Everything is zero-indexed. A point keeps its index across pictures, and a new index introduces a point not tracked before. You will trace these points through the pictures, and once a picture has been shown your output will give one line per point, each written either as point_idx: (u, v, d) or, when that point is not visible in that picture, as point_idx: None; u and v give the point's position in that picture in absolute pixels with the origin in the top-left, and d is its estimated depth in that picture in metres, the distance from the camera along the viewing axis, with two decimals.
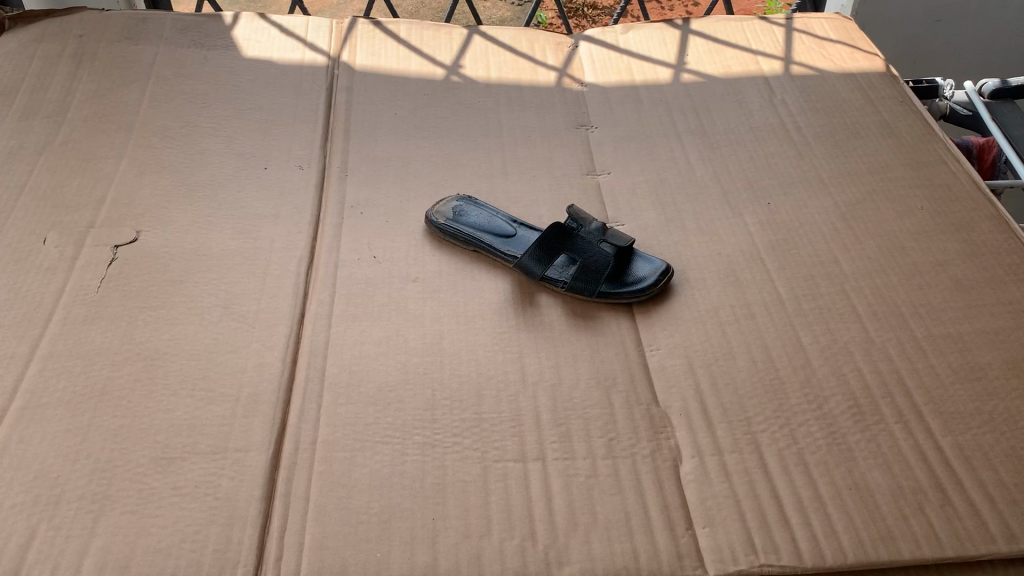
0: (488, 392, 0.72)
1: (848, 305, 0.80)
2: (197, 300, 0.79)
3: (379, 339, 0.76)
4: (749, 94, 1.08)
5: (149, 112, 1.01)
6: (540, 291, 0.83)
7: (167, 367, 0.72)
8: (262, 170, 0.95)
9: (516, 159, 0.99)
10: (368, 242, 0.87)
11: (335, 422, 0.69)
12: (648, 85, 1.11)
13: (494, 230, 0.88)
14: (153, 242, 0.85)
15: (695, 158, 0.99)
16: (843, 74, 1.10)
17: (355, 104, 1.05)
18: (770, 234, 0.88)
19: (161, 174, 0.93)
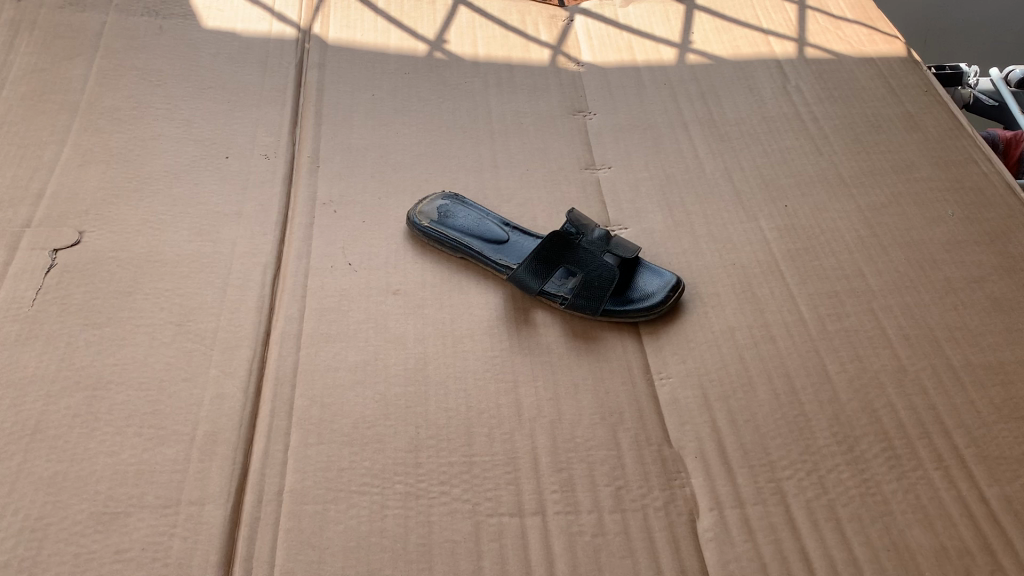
0: (479, 430, 0.64)
1: (877, 327, 0.72)
2: (148, 317, 0.69)
3: (356, 364, 0.68)
4: (760, 79, 0.99)
5: (95, 90, 0.90)
6: (537, 306, 0.74)
7: (111, 399, 0.63)
8: (223, 160, 0.85)
9: (507, 149, 0.90)
10: (343, 248, 0.78)
11: (305, 468, 0.60)
12: (650, 67, 1.01)
13: (483, 233, 0.79)
14: (99, 245, 0.75)
15: (704, 152, 0.90)
16: (861, 58, 1.02)
17: (328, 84, 0.95)
18: (789, 242, 0.80)
19: (109, 164, 0.83)
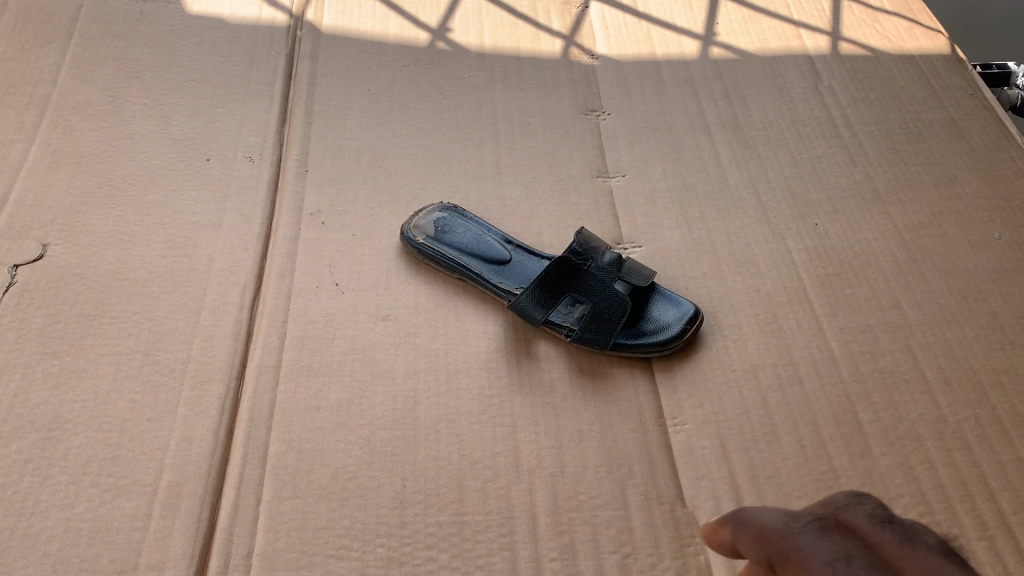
0: (473, 483, 0.58)
1: (915, 368, 0.65)
2: (113, 346, 0.63)
3: (339, 403, 0.62)
4: (789, 77, 0.91)
5: (67, 82, 0.83)
6: (540, 336, 0.67)
7: (67, 443, 0.57)
8: (203, 163, 0.78)
9: (512, 153, 0.83)
10: (330, 265, 0.71)
11: (278, 528, 0.55)
12: (670, 61, 0.94)
13: (484, 251, 0.72)
14: (63, 260, 0.69)
15: (727, 159, 0.83)
16: (900, 55, 0.94)
17: (321, 77, 0.88)
18: (818, 267, 0.73)
19: (79, 167, 0.76)
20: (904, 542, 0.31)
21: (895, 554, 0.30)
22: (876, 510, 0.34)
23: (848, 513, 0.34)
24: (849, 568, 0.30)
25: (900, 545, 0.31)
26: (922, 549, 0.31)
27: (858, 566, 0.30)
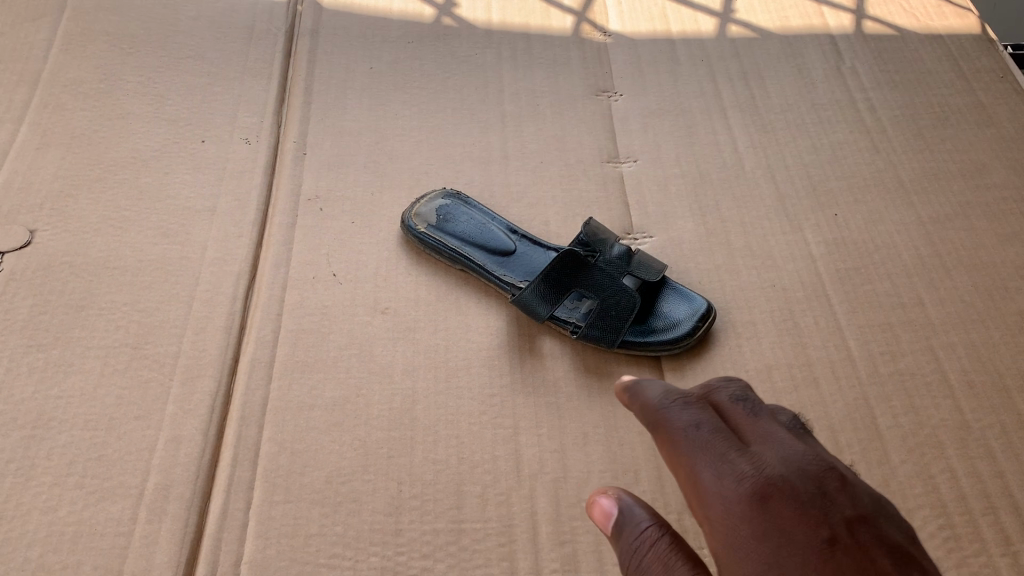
0: (472, 488, 0.55)
1: (938, 370, 0.62)
2: (101, 339, 0.61)
3: (334, 401, 0.59)
4: (810, 58, 0.87)
5: (59, 58, 0.80)
6: (544, 332, 0.65)
7: (51, 441, 0.55)
8: (198, 145, 0.75)
9: (519, 136, 0.79)
10: (328, 254, 0.68)
11: (268, 535, 0.52)
12: (686, 39, 0.90)
13: (488, 242, 0.69)
14: (51, 246, 0.66)
15: (744, 145, 0.79)
16: (927, 35, 0.90)
17: (322, 54, 0.85)
18: (838, 261, 0.70)
19: (69, 147, 0.73)
20: (753, 412, 0.39)
21: (744, 421, 0.39)
22: (739, 390, 0.41)
23: (717, 392, 0.41)
24: (703, 432, 0.37)
25: (749, 415, 0.39)
26: (765, 419, 0.39)
27: (709, 426, 0.38)
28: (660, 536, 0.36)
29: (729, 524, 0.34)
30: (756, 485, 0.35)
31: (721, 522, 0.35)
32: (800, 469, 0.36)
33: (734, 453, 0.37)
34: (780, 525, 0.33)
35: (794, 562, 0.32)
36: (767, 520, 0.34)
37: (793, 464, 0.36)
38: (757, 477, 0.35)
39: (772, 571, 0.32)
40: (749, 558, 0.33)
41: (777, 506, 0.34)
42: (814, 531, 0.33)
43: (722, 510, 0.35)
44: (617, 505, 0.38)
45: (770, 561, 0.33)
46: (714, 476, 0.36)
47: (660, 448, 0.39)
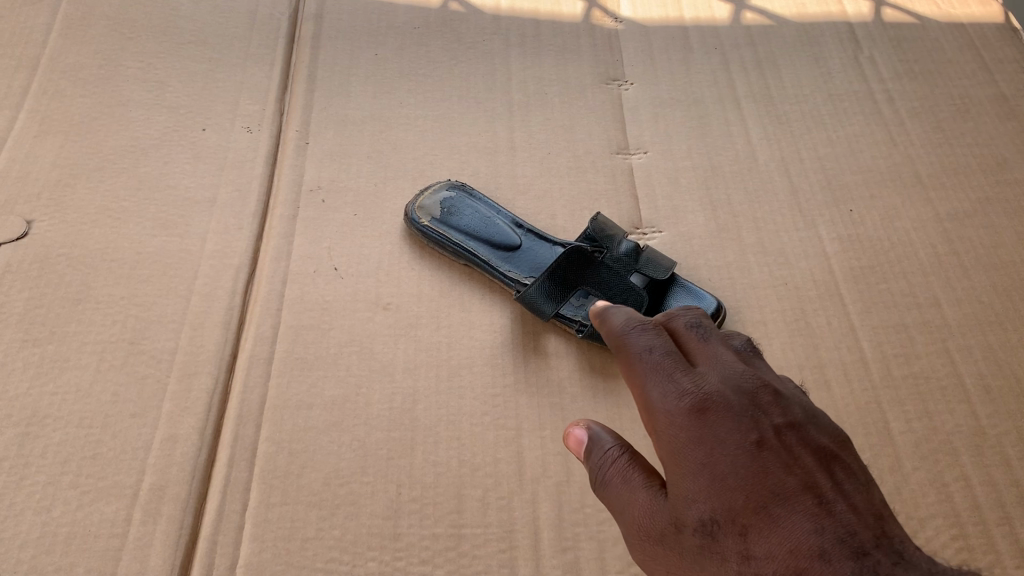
0: (473, 491, 0.54)
1: (954, 373, 0.61)
2: (97, 333, 0.60)
3: (334, 400, 0.58)
4: (827, 46, 0.85)
5: (59, 43, 0.79)
6: (549, 330, 0.63)
7: (46, 439, 0.54)
8: (198, 133, 0.74)
9: (527, 126, 0.78)
10: (330, 246, 0.67)
11: (264, 538, 0.52)
12: (700, 26, 0.87)
13: (493, 236, 0.68)
14: (48, 237, 0.65)
15: (757, 136, 0.77)
16: (949, 23, 0.87)
17: (326, 40, 0.83)
18: (852, 258, 0.68)
19: (68, 135, 0.72)
20: (702, 336, 0.44)
21: (694, 346, 0.43)
22: (694, 317, 0.45)
23: (675, 319, 0.45)
24: (656, 356, 0.42)
25: (699, 339, 0.43)
26: (712, 342, 0.43)
27: (662, 349, 0.42)
28: (621, 455, 0.41)
29: (672, 434, 0.39)
30: (696, 400, 0.40)
31: (665, 431, 0.39)
32: (737, 386, 0.41)
33: (679, 373, 0.41)
34: (716, 434, 0.38)
35: (727, 463, 0.37)
36: (706, 429, 0.39)
37: (732, 382, 0.41)
38: (697, 394, 0.40)
39: (707, 472, 0.37)
40: (688, 462, 0.38)
41: (715, 417, 0.39)
42: (747, 439, 0.38)
43: (667, 422, 0.40)
44: (587, 433, 0.43)
45: (705, 463, 0.38)
46: (660, 394, 0.41)
47: (623, 369, 0.43)
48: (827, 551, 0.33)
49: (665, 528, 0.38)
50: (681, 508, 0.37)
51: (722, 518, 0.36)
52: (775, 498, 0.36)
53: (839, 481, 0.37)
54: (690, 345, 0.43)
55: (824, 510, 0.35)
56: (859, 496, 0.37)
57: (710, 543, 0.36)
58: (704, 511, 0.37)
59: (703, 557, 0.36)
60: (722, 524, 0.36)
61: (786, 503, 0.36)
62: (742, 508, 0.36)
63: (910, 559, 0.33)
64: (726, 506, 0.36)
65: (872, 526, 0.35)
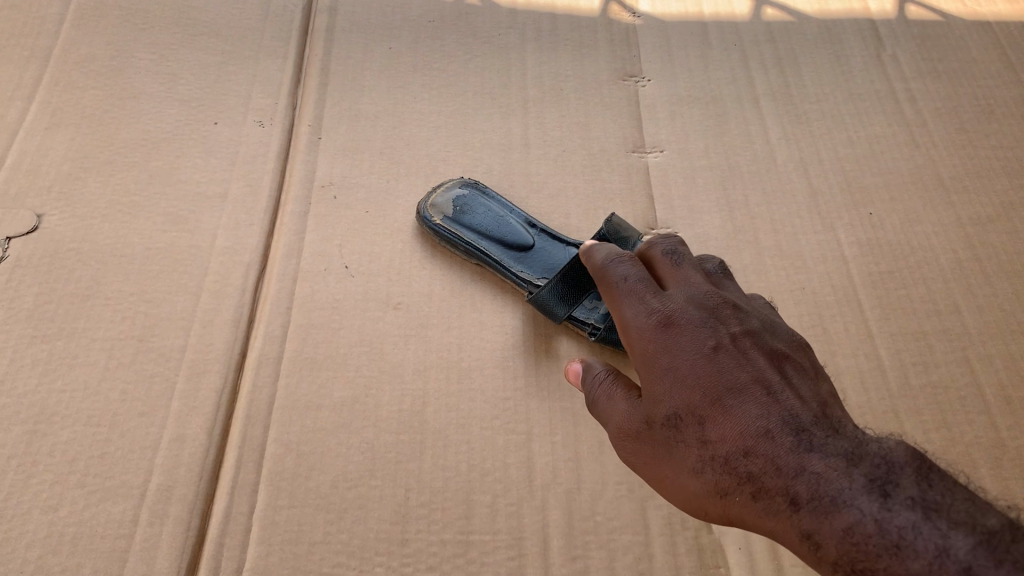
0: (482, 497, 0.54)
1: (974, 383, 0.59)
2: (106, 330, 0.59)
3: (343, 401, 0.58)
4: (848, 44, 0.83)
5: (71, 33, 0.78)
6: (562, 333, 0.63)
7: (53, 438, 0.54)
8: (210, 127, 0.73)
9: (542, 122, 0.77)
10: (341, 244, 0.66)
11: (271, 541, 0.51)
12: (719, 21, 0.86)
13: (505, 236, 0.67)
14: (58, 231, 0.64)
15: (776, 136, 0.76)
16: (974, 22, 0.85)
17: (339, 33, 0.82)
18: (871, 263, 0.67)
19: (79, 127, 0.71)
20: (675, 263, 0.52)
21: (667, 272, 0.51)
22: (671, 246, 0.53)
23: (654, 249, 0.53)
24: (631, 283, 0.50)
25: (671, 268, 0.51)
26: (683, 269, 0.51)
27: (636, 277, 0.50)
28: (607, 377, 0.50)
29: (644, 346, 0.46)
30: (662, 317, 0.47)
31: (638, 344, 0.47)
32: (701, 302, 0.48)
33: (650, 295, 0.48)
34: (680, 341, 0.45)
35: (687, 364, 0.44)
36: (671, 338, 0.45)
37: (697, 300, 0.48)
38: (663, 311, 0.47)
39: (670, 374, 0.44)
40: (657, 368, 0.45)
41: (679, 328, 0.46)
42: (706, 344, 0.45)
43: (638, 336, 0.47)
44: (584, 365, 0.52)
45: (670, 367, 0.44)
46: (633, 314, 0.48)
47: (607, 299, 0.51)
48: (772, 427, 0.40)
49: (640, 426, 0.45)
50: (653, 406, 0.44)
51: (684, 412, 0.43)
52: (728, 389, 0.42)
53: (787, 374, 0.44)
54: (665, 273, 0.51)
55: (771, 398, 0.42)
56: (805, 385, 0.43)
57: (676, 433, 0.43)
58: (670, 405, 0.44)
59: (672, 445, 0.43)
60: (684, 417, 0.43)
61: (738, 393, 0.42)
62: (700, 399, 0.43)
63: (844, 432, 0.40)
64: (687, 402, 0.43)
65: (813, 407, 0.41)
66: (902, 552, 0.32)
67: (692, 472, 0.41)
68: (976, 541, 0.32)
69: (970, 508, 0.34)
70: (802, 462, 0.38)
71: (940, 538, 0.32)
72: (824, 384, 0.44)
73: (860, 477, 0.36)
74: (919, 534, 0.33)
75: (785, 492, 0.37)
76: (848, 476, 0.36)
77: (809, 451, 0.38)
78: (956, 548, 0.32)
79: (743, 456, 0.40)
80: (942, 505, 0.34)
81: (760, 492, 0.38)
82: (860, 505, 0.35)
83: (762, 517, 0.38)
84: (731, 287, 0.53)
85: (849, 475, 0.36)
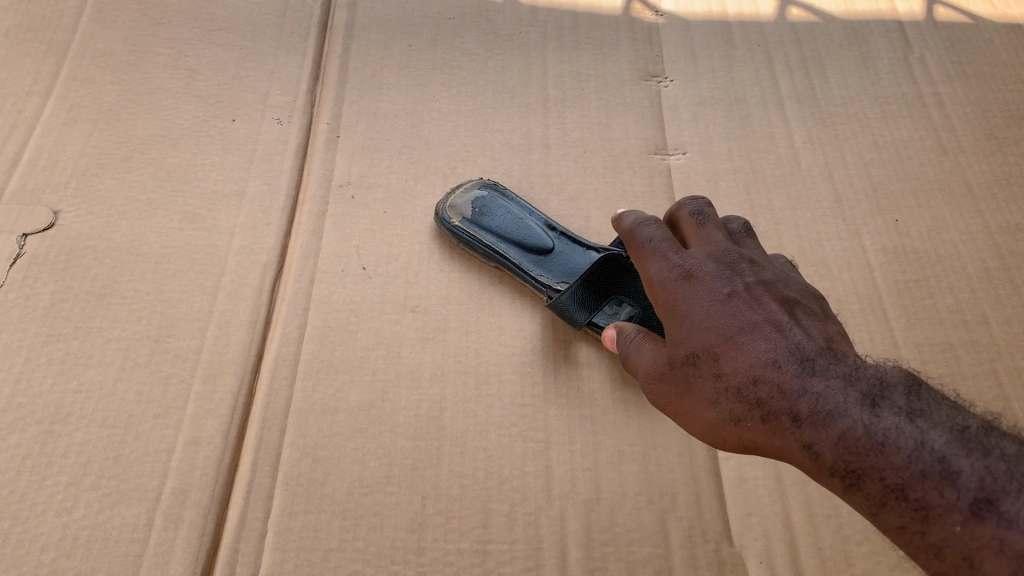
0: (500, 506, 0.53)
1: (1002, 396, 0.58)
2: (122, 330, 0.59)
3: (359, 405, 0.57)
4: (875, 46, 0.82)
5: (89, 27, 0.78)
6: (581, 339, 0.62)
7: (68, 439, 0.53)
8: (228, 124, 0.72)
9: (562, 123, 0.76)
10: (359, 245, 0.66)
11: (287, 548, 0.51)
12: (743, 21, 0.85)
13: (524, 239, 0.66)
14: (74, 228, 0.64)
15: (800, 139, 0.75)
16: (1004, 25, 0.84)
17: (358, 30, 0.81)
18: (897, 270, 0.65)
19: (96, 123, 0.71)
20: (700, 223, 0.55)
21: (692, 234, 0.54)
22: (697, 208, 0.56)
23: (680, 212, 0.56)
24: (654, 241, 0.52)
25: (696, 227, 0.54)
26: (708, 228, 0.54)
27: (659, 237, 0.53)
28: (637, 333, 0.52)
29: (666, 296, 0.49)
30: (683, 269, 0.50)
31: (661, 295, 0.50)
32: (720, 257, 0.51)
33: (671, 250, 0.51)
34: (699, 289, 0.48)
35: (704, 309, 0.47)
36: (690, 287, 0.48)
37: (717, 255, 0.51)
38: (683, 265, 0.50)
39: (690, 320, 0.47)
40: (677, 314, 0.48)
41: (698, 278, 0.49)
42: (722, 291, 0.48)
43: (661, 288, 0.50)
44: (616, 329, 0.54)
45: (689, 313, 0.47)
46: (656, 269, 0.51)
47: (634, 256, 0.54)
48: (779, 358, 0.43)
49: (664, 366, 0.48)
50: (674, 348, 0.47)
51: (701, 351, 0.46)
52: (741, 328, 0.45)
53: (796, 316, 0.47)
54: (690, 233, 0.55)
55: (780, 334, 0.45)
56: (814, 326, 0.46)
57: (695, 370, 0.46)
58: (689, 345, 0.47)
59: (691, 381, 0.46)
60: (701, 356, 0.46)
61: (751, 332, 0.45)
62: (716, 339, 0.46)
63: (845, 360, 0.43)
64: (704, 342, 0.46)
65: (820, 342, 0.45)
66: (887, 450, 0.36)
67: (709, 403, 0.45)
68: (952, 437, 0.36)
69: (950, 412, 0.38)
70: (805, 384, 0.41)
71: (920, 437, 0.36)
72: (831, 326, 0.48)
73: (855, 393, 0.40)
74: (903, 435, 0.36)
75: (790, 412, 0.41)
76: (845, 394, 0.40)
77: (812, 376, 0.42)
78: (934, 443, 0.36)
79: (753, 385, 0.43)
80: (926, 412, 0.38)
81: (769, 415, 0.42)
82: (853, 416, 0.38)
83: (771, 437, 0.41)
84: (752, 245, 0.55)
85: (846, 392, 0.40)
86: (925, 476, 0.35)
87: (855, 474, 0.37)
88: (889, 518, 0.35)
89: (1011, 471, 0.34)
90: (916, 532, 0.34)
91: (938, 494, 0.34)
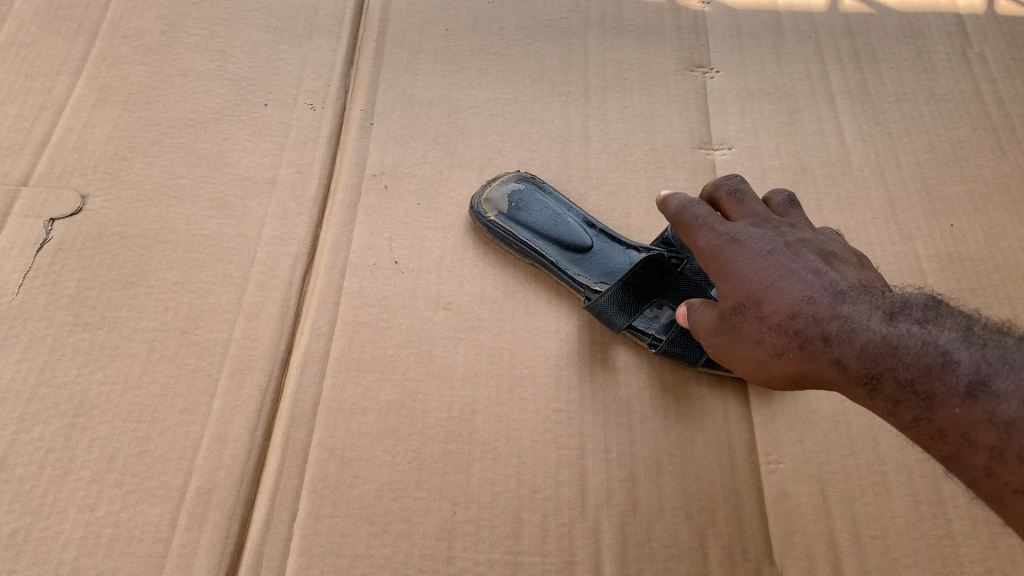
0: (533, 516, 0.51)
1: None
2: (148, 321, 0.57)
3: (389, 405, 0.55)
4: (931, 40, 0.79)
5: (120, 6, 0.76)
6: (619, 342, 0.60)
7: (92, 433, 0.52)
8: (260, 109, 0.71)
9: (603, 114, 0.73)
10: (391, 239, 0.64)
11: (313, 553, 0.49)
12: (793, 10, 0.81)
13: (562, 236, 0.64)
14: (102, 214, 0.62)
15: (851, 136, 0.71)
16: None
17: (395, 13, 0.79)
18: (951, 278, 0.62)
19: (126, 105, 0.69)
20: (739, 199, 0.54)
21: (731, 208, 0.54)
22: (737, 182, 0.55)
23: (718, 182, 0.56)
24: (694, 210, 0.52)
25: (735, 203, 0.54)
26: (748, 203, 0.53)
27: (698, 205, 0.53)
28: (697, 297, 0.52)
29: (709, 256, 0.50)
30: (724, 229, 0.50)
31: (706, 257, 0.50)
32: (758, 221, 0.51)
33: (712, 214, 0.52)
34: (739, 247, 0.48)
35: (745, 262, 0.48)
36: (733, 248, 0.49)
37: (756, 219, 0.52)
38: (724, 225, 0.50)
39: (731, 273, 0.48)
40: (721, 268, 0.49)
41: (741, 237, 0.49)
42: (762, 245, 0.48)
43: (707, 252, 0.50)
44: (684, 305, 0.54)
45: (731, 268, 0.48)
46: (700, 237, 0.51)
47: (682, 236, 0.53)
48: (814, 291, 0.44)
49: (716, 320, 0.48)
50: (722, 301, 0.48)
51: (746, 301, 0.46)
52: (779, 274, 0.46)
53: (833, 259, 0.47)
54: (731, 210, 0.54)
55: (815, 273, 0.45)
56: (850, 266, 0.47)
57: (741, 317, 0.46)
58: (734, 295, 0.47)
59: (738, 327, 0.47)
60: (747, 305, 0.46)
61: (788, 276, 0.46)
62: (756, 286, 0.46)
63: (874, 290, 0.44)
64: (746, 290, 0.47)
65: (851, 276, 0.45)
66: (901, 353, 0.38)
67: (756, 343, 0.46)
68: (958, 335, 0.38)
69: (959, 317, 0.39)
70: (835, 310, 0.42)
71: (927, 337, 0.38)
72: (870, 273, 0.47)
73: (878, 311, 0.41)
74: (913, 338, 0.38)
75: (820, 334, 0.42)
76: (867, 311, 0.41)
77: (842, 302, 0.43)
78: (939, 340, 0.37)
79: (792, 320, 0.44)
80: (940, 318, 0.39)
81: (803, 343, 0.43)
82: (872, 328, 0.40)
83: (808, 362, 0.42)
84: (798, 215, 0.54)
85: (869, 312, 0.41)
86: (931, 369, 0.37)
87: (875, 378, 0.39)
88: (904, 412, 0.37)
89: (1006, 357, 0.35)
90: (925, 420, 0.36)
91: (942, 383, 0.36)
